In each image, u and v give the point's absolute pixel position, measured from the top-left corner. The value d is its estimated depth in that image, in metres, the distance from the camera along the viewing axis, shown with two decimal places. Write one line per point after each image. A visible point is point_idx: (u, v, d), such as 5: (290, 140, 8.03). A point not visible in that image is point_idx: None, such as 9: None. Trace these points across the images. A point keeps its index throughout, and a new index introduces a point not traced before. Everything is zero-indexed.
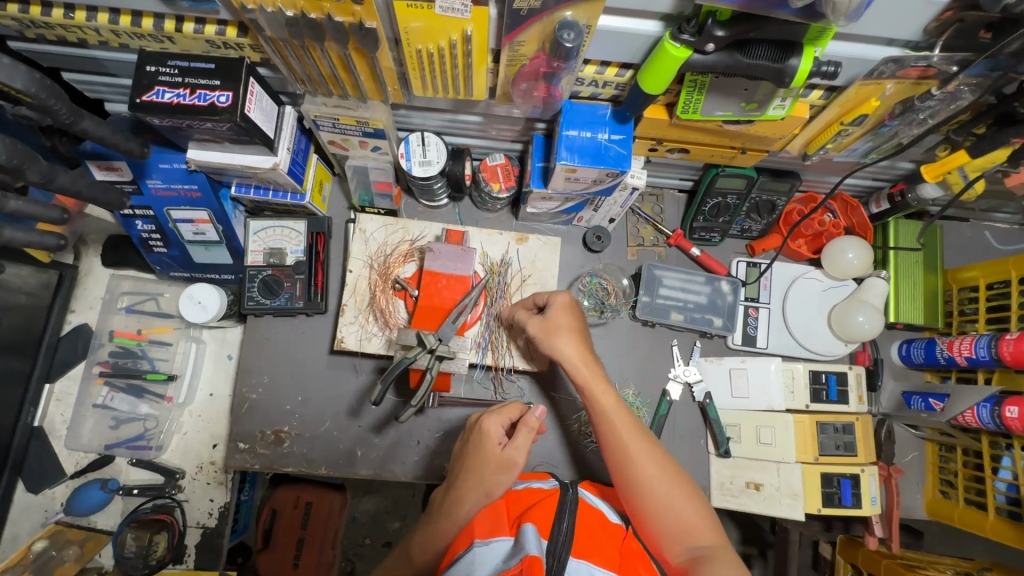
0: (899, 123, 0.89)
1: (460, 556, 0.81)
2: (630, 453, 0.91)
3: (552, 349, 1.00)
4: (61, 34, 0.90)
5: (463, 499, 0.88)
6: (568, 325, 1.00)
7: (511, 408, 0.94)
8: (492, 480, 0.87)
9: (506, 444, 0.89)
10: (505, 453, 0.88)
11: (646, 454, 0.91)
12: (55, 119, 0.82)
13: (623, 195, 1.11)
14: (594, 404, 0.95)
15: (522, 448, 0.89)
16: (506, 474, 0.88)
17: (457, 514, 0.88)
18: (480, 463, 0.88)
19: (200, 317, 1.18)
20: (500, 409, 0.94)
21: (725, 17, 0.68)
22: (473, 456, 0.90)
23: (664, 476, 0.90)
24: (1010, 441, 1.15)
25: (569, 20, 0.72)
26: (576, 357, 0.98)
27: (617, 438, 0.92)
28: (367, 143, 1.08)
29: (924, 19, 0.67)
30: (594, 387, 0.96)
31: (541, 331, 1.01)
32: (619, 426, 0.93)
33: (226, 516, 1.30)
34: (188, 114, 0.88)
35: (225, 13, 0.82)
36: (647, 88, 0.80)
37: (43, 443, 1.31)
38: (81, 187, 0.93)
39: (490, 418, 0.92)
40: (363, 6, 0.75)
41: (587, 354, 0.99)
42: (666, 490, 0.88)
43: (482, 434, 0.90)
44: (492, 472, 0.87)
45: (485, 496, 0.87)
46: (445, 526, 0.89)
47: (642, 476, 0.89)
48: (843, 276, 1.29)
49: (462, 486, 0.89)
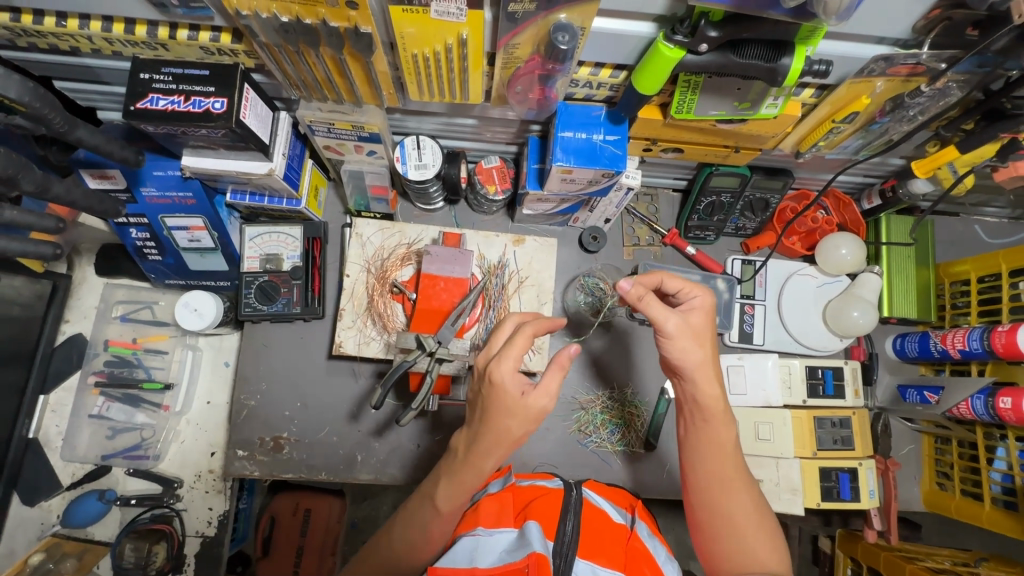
0: (890, 120, 0.90)
1: (460, 539, 0.83)
2: (735, 480, 0.88)
3: (686, 353, 0.85)
4: (53, 42, 0.90)
5: (488, 457, 0.78)
6: (701, 332, 0.86)
7: (523, 342, 0.77)
8: (519, 434, 0.77)
9: (528, 393, 0.76)
10: (530, 404, 0.75)
11: (744, 485, 0.89)
12: (48, 128, 0.81)
13: (618, 196, 1.12)
14: (708, 424, 0.87)
15: (552, 395, 0.77)
16: (531, 422, 0.77)
17: (481, 468, 0.80)
18: (503, 417, 0.76)
19: (197, 324, 1.18)
20: (508, 350, 0.76)
21: (717, 17, 0.69)
22: (491, 411, 0.76)
23: (760, 513, 0.88)
24: (1004, 431, 1.16)
25: (564, 22, 0.73)
26: (704, 372, 0.85)
27: (727, 466, 0.87)
28: (362, 147, 1.08)
29: (913, 16, 0.68)
30: (717, 411, 0.87)
31: (683, 334, 0.84)
32: (731, 455, 0.88)
33: (225, 525, 1.29)
34: (183, 121, 0.87)
35: (219, 20, 0.82)
36: (641, 88, 0.80)
37: (39, 455, 1.30)
38: (75, 197, 0.93)
39: (501, 366, 0.74)
40: (359, 11, 0.75)
41: (715, 373, 0.87)
42: (762, 530, 0.86)
43: (497, 387, 0.75)
44: (518, 426, 0.76)
45: (512, 446, 0.78)
46: (469, 480, 0.80)
47: (739, 505, 0.87)
48: (836, 272, 1.30)
49: (485, 446, 0.78)
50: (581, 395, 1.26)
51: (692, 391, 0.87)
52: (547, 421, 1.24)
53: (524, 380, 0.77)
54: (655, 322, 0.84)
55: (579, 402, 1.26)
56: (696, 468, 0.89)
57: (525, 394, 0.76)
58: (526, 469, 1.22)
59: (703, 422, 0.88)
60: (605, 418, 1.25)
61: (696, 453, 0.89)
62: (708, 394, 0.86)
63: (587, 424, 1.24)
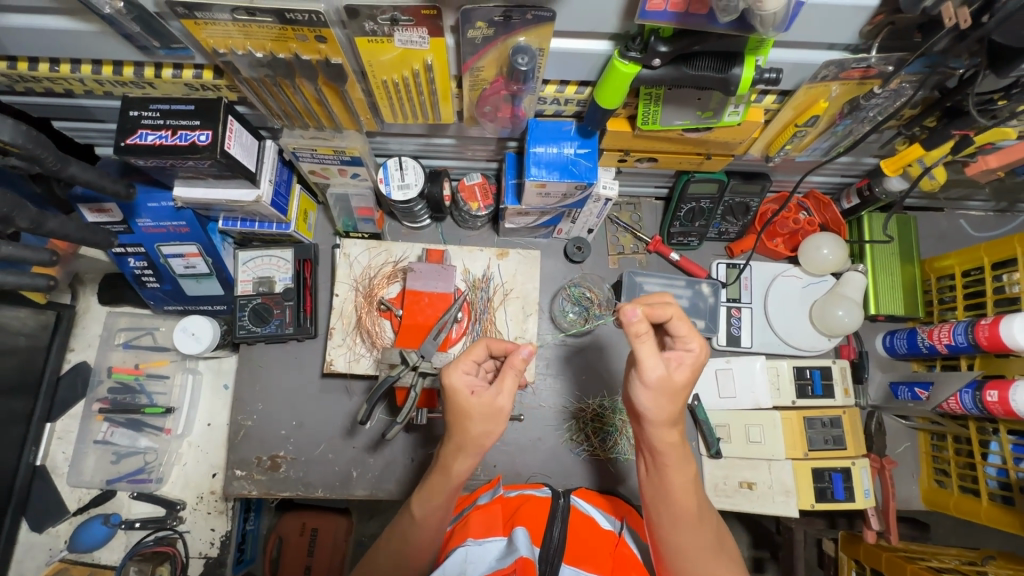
0: (852, 121, 0.92)
1: (451, 552, 0.83)
2: (691, 525, 0.83)
3: (651, 403, 0.77)
4: (48, 86, 0.95)
5: (455, 459, 0.79)
6: (684, 385, 0.77)
7: (476, 353, 0.82)
8: (481, 433, 0.77)
9: (481, 392, 0.76)
10: (485, 401, 0.76)
11: (702, 527, 0.84)
12: (42, 167, 0.86)
13: (597, 207, 1.15)
14: (669, 475, 0.81)
15: (507, 392, 0.77)
16: (490, 421, 0.76)
17: (449, 470, 0.80)
18: (460, 419, 0.77)
19: (194, 348, 1.21)
20: (460, 360, 0.80)
21: (667, 33, 0.72)
22: (451, 414, 0.78)
23: (716, 552, 0.84)
24: (996, 425, 1.15)
25: (523, 45, 0.76)
26: (666, 423, 0.78)
27: (683, 512, 0.82)
28: (346, 171, 1.12)
29: (857, 23, 0.71)
30: (678, 459, 0.81)
31: (659, 383, 0.76)
32: (690, 503, 0.82)
33: (227, 546, 1.31)
34: (170, 154, 0.91)
35: (200, 58, 0.87)
36: (603, 103, 0.83)
37: (46, 481, 1.34)
38: (70, 230, 0.97)
39: (451, 370, 0.78)
40: (328, 44, 0.79)
41: (678, 422, 0.80)
42: (715, 569, 0.83)
43: (450, 392, 0.77)
44: (478, 426, 0.76)
45: (478, 447, 0.78)
46: (440, 485, 0.81)
47: (691, 548, 0.83)
48: (820, 272, 1.31)
49: (450, 447, 0.79)
50: (572, 404, 1.28)
51: (656, 439, 0.80)
52: (539, 431, 1.26)
53: (477, 383, 0.79)
54: (635, 361, 0.76)
55: (570, 411, 1.27)
56: (652, 506, 0.85)
57: (478, 394, 0.77)
58: (519, 480, 1.23)
59: (663, 469, 0.82)
60: (596, 425, 1.25)
61: (654, 494, 0.84)
62: (667, 445, 0.80)
63: (579, 432, 1.25)
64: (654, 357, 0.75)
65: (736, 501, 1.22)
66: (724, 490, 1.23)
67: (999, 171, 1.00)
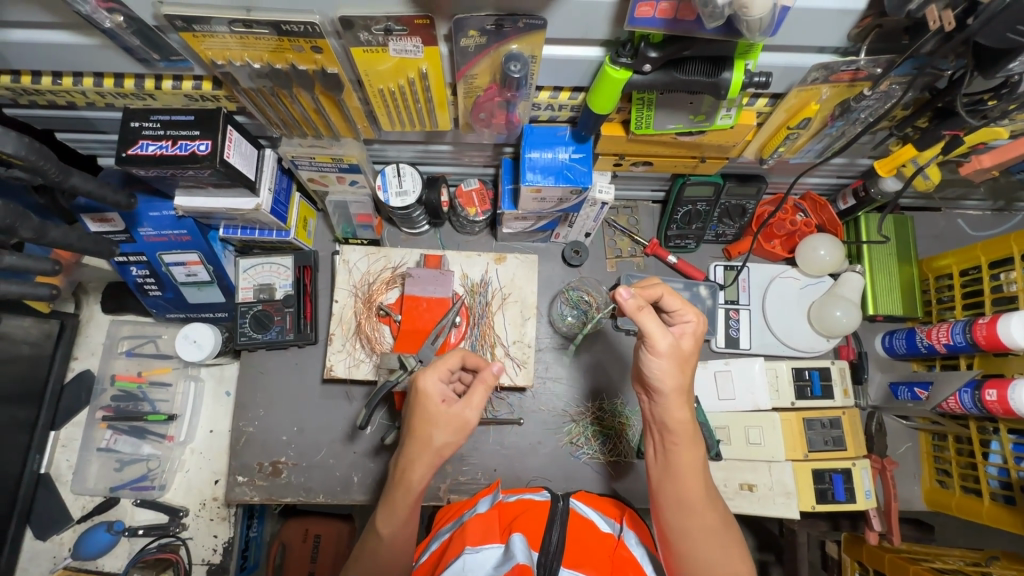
0: (844, 123, 0.93)
1: (449, 563, 0.83)
2: (700, 505, 0.84)
3: (659, 376, 0.83)
4: (51, 99, 0.97)
5: (414, 470, 0.81)
6: (688, 358, 0.84)
7: (450, 362, 0.86)
8: (443, 444, 0.81)
9: (451, 403, 0.82)
10: (452, 414, 0.81)
11: (711, 507, 0.85)
12: (45, 178, 0.87)
13: (593, 211, 1.15)
14: (680, 450, 0.85)
15: (475, 406, 0.82)
16: (455, 433, 0.81)
17: (410, 483, 0.81)
18: (427, 425, 0.81)
19: (196, 355, 1.23)
20: (436, 365, 0.85)
21: (657, 39, 0.73)
22: (418, 421, 0.82)
23: (723, 535, 0.84)
24: (997, 424, 1.15)
25: (516, 52, 0.77)
26: (677, 397, 0.83)
27: (693, 492, 0.84)
28: (344, 178, 1.13)
29: (844, 27, 0.72)
30: (689, 435, 0.85)
31: (670, 354, 0.82)
32: (699, 481, 0.85)
33: (230, 552, 1.32)
34: (171, 164, 0.93)
35: (199, 69, 0.88)
36: (596, 108, 0.84)
37: (50, 489, 1.35)
38: (73, 240, 0.99)
39: (427, 375, 0.83)
40: (323, 54, 0.80)
41: (687, 398, 0.85)
42: (721, 552, 0.83)
43: (423, 397, 0.82)
44: (443, 433, 0.80)
45: (437, 457, 0.81)
46: (403, 499, 0.82)
47: (700, 530, 0.84)
48: (818, 273, 1.32)
49: (410, 456, 0.82)
50: (573, 407, 1.28)
51: (669, 412, 0.84)
52: (539, 434, 1.27)
53: (448, 393, 0.84)
54: (646, 335, 0.82)
55: (571, 415, 1.28)
56: (662, 486, 0.87)
57: (448, 404, 0.82)
58: (519, 483, 1.24)
59: (675, 445, 0.86)
60: (596, 429, 1.27)
61: (665, 473, 0.87)
62: (678, 419, 0.84)
63: (579, 436, 1.26)
64: (664, 330, 0.81)
65: (736, 503, 1.22)
66: (725, 492, 1.22)
67: (993, 171, 1.01)
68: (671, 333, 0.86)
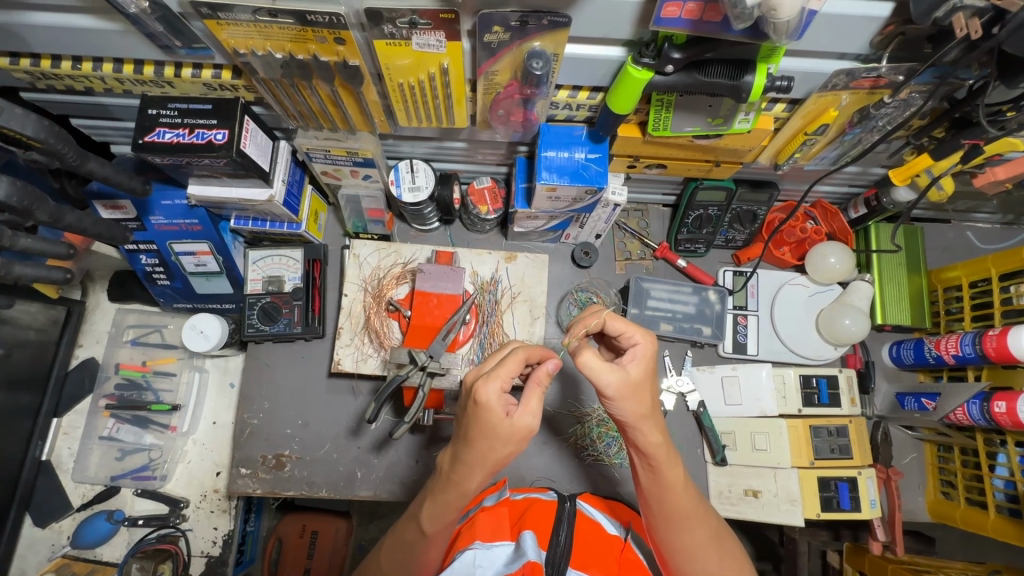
0: (861, 131, 0.94)
1: (458, 554, 0.84)
2: (691, 521, 0.83)
3: (627, 406, 0.77)
4: (69, 84, 0.97)
5: (469, 475, 0.76)
6: (650, 382, 0.78)
7: (514, 363, 0.76)
8: (503, 453, 0.74)
9: (516, 414, 0.74)
10: (514, 425, 0.73)
11: (700, 521, 0.84)
12: (63, 162, 0.87)
13: (605, 212, 1.15)
14: (659, 475, 0.81)
15: (536, 413, 0.74)
16: (516, 443, 0.74)
17: (464, 488, 0.77)
18: (489, 436, 0.73)
19: (202, 345, 1.22)
20: (497, 369, 0.74)
21: (680, 40, 0.73)
22: (477, 434, 0.73)
23: (718, 548, 0.85)
24: (1004, 437, 1.15)
25: (538, 50, 0.77)
26: (649, 420, 0.78)
27: (681, 509, 0.83)
28: (358, 172, 1.13)
29: (867, 34, 0.72)
30: (665, 457, 0.81)
31: (622, 391, 0.76)
32: (684, 497, 0.83)
33: (229, 545, 1.31)
34: (187, 152, 0.92)
35: (220, 58, 0.88)
36: (615, 108, 0.84)
37: (51, 477, 1.34)
38: (87, 225, 0.99)
39: (488, 384, 0.72)
40: (346, 46, 0.80)
41: (658, 417, 0.80)
42: (718, 563, 0.85)
43: (482, 408, 0.72)
44: (506, 446, 0.73)
45: (497, 465, 0.75)
46: (453, 501, 0.78)
47: (695, 544, 0.84)
48: (827, 281, 1.32)
49: (468, 463, 0.75)
50: (578, 408, 1.27)
51: (636, 441, 0.80)
52: (544, 435, 1.27)
53: (510, 401, 0.74)
54: (591, 378, 0.76)
55: (576, 416, 1.27)
56: (650, 509, 0.85)
57: (511, 415, 0.73)
58: (523, 483, 1.24)
59: (652, 470, 0.82)
60: (602, 430, 1.25)
61: (650, 497, 0.84)
62: (651, 442, 0.80)
63: (584, 437, 1.26)
64: (607, 369, 0.75)
65: (741, 509, 1.22)
66: (728, 497, 1.23)
67: (1006, 184, 1.01)
68: (622, 359, 0.79)
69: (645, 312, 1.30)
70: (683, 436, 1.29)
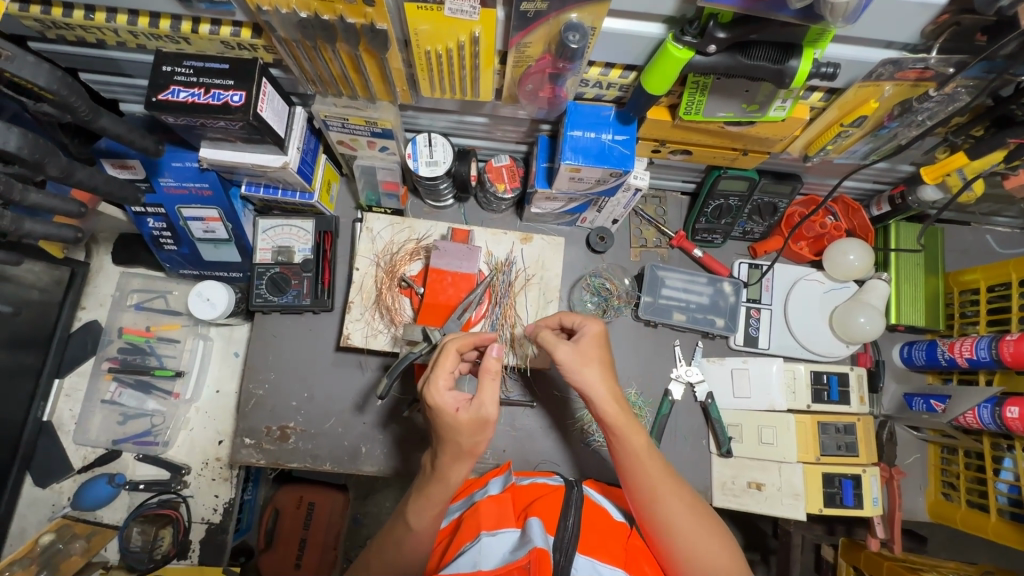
0: (898, 125, 0.91)
1: (462, 549, 0.81)
2: (663, 489, 0.88)
3: (581, 376, 0.91)
4: (80, 35, 0.93)
5: (452, 466, 0.82)
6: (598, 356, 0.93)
7: (453, 361, 0.83)
8: (471, 444, 0.80)
9: (467, 406, 0.79)
10: (472, 414, 0.79)
11: (674, 490, 0.88)
12: (74, 116, 0.84)
13: (626, 197, 1.13)
14: (621, 443, 0.90)
15: (489, 402, 0.79)
16: (478, 431, 0.80)
17: (448, 479, 0.83)
18: (452, 432, 0.80)
19: (208, 314, 1.19)
20: (438, 371, 0.82)
21: (726, 19, 0.70)
22: (442, 430, 0.80)
23: (698, 516, 0.88)
24: (1012, 442, 1.15)
25: (575, 22, 0.75)
26: (603, 387, 0.90)
27: (650, 476, 0.88)
28: (375, 143, 1.10)
29: (921, 22, 0.69)
30: (626, 425, 0.89)
31: (572, 358, 0.91)
32: (651, 465, 0.89)
33: (230, 513, 1.31)
34: (202, 112, 0.89)
35: (241, 15, 0.85)
36: (650, 89, 0.81)
37: (52, 438, 1.32)
38: (98, 183, 0.96)
39: (435, 387, 0.80)
40: (375, 8, 0.77)
41: (612, 387, 0.91)
42: (699, 530, 0.86)
43: (437, 410, 0.80)
44: (468, 436, 0.79)
45: (472, 454, 0.82)
46: (438, 494, 0.83)
47: (674, 511, 0.87)
48: (843, 278, 1.30)
49: (444, 459, 0.81)
50: None
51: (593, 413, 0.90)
52: (550, 419, 1.26)
53: (460, 397, 0.81)
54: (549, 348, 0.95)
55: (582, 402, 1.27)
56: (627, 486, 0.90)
57: (464, 408, 0.79)
58: (527, 466, 1.23)
59: (618, 440, 0.90)
60: None
61: (622, 471, 0.90)
62: (610, 410, 0.90)
63: (591, 423, 1.25)
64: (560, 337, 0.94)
65: (743, 501, 1.22)
66: (731, 489, 1.23)
67: None
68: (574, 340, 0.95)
69: (658, 302, 1.29)
70: (689, 426, 1.28)
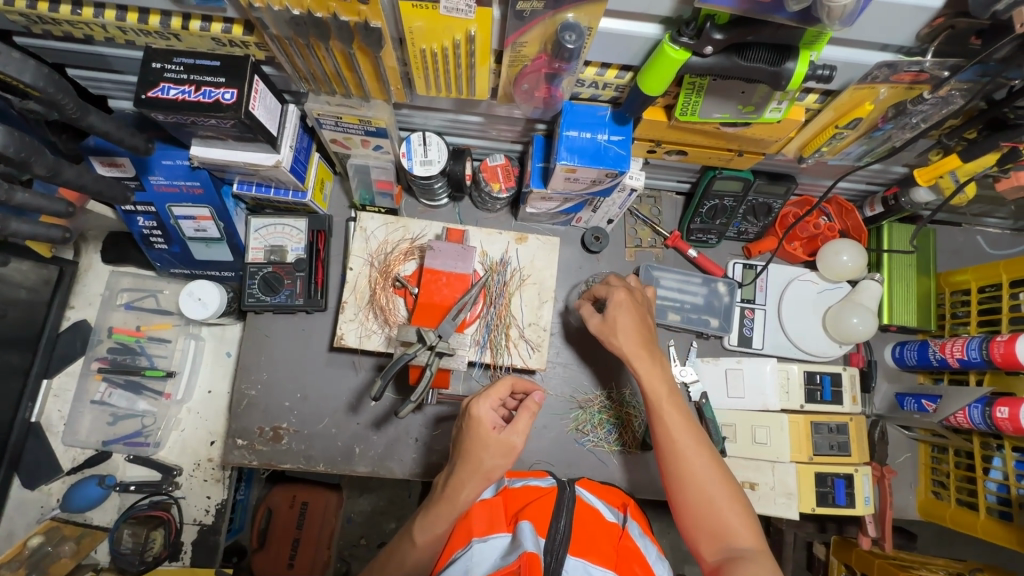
0: (893, 127, 0.92)
1: (454, 555, 0.81)
2: (674, 435, 0.91)
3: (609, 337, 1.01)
4: (67, 30, 0.91)
5: (465, 485, 0.81)
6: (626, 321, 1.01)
7: (500, 389, 0.86)
8: (492, 466, 0.80)
9: (502, 429, 0.82)
10: (502, 438, 0.81)
11: (685, 439, 0.91)
12: (62, 113, 0.83)
13: (621, 197, 1.13)
14: (648, 396, 0.95)
15: (523, 431, 0.81)
16: (506, 457, 0.81)
17: (458, 499, 0.81)
18: (479, 449, 0.81)
19: (199, 313, 1.18)
20: (488, 392, 0.85)
21: (723, 20, 0.69)
22: (469, 445, 0.82)
23: (705, 465, 0.89)
24: (1001, 441, 1.16)
25: (571, 22, 0.74)
26: (627, 345, 0.99)
27: (665, 422, 0.92)
28: (369, 142, 1.09)
29: (917, 24, 0.69)
30: (643, 377, 0.96)
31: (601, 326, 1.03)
32: (668, 413, 0.93)
33: (222, 514, 1.30)
34: (193, 110, 0.88)
35: (232, 11, 0.83)
36: (646, 89, 0.81)
37: (40, 439, 1.31)
38: (86, 181, 0.95)
39: (479, 403, 0.83)
40: (369, 6, 0.77)
41: (634, 347, 0.98)
42: (703, 477, 0.88)
43: (474, 421, 0.82)
44: (493, 457, 0.80)
45: (488, 479, 0.81)
46: (447, 513, 0.82)
47: (681, 456, 0.89)
48: (837, 278, 1.30)
49: (460, 476, 0.81)
50: (579, 394, 1.27)
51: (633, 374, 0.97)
52: (545, 419, 1.25)
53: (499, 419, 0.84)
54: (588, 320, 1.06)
55: (576, 402, 1.27)
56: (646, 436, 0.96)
57: (499, 430, 0.82)
58: (522, 466, 1.23)
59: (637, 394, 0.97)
60: (603, 417, 1.26)
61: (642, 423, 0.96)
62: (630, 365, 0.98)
63: (586, 423, 1.25)
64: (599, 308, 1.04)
65: None
66: None
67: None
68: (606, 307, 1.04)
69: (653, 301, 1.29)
70: None
